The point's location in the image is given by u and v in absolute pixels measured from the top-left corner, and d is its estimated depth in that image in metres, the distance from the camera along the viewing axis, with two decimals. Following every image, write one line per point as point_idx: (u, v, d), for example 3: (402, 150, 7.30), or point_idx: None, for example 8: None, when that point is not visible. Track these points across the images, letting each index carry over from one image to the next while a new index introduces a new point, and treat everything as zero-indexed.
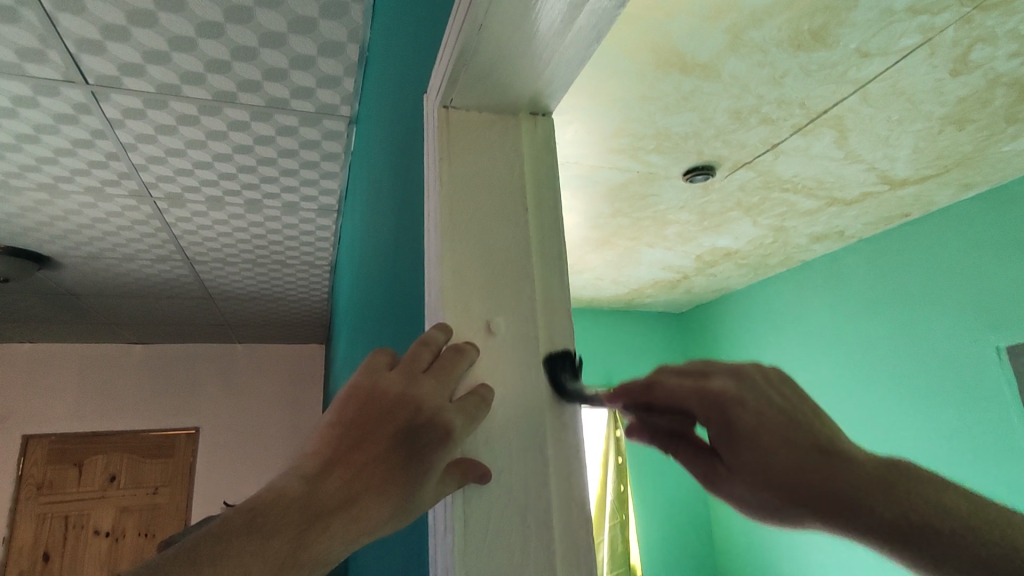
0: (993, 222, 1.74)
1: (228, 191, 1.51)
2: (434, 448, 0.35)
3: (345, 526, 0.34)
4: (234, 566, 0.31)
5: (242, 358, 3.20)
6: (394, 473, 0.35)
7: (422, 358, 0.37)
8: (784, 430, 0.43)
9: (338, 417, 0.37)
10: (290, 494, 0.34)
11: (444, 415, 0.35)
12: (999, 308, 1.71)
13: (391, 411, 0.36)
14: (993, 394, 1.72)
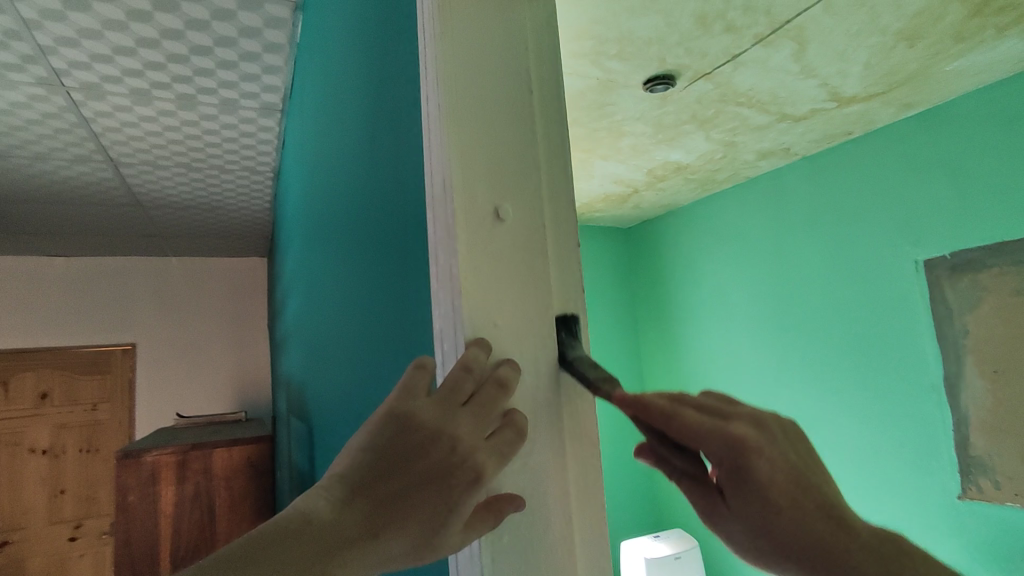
0: (924, 141, 1.83)
1: (157, 84, 1.37)
2: (462, 491, 0.33)
3: (360, 566, 0.31)
4: None
5: (177, 271, 3.04)
6: (424, 508, 0.32)
7: (462, 386, 0.35)
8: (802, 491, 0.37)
9: (366, 441, 0.34)
10: (315, 527, 0.31)
11: (475, 457, 0.33)
12: (921, 222, 1.84)
13: (425, 444, 0.33)
14: (907, 302, 1.88)
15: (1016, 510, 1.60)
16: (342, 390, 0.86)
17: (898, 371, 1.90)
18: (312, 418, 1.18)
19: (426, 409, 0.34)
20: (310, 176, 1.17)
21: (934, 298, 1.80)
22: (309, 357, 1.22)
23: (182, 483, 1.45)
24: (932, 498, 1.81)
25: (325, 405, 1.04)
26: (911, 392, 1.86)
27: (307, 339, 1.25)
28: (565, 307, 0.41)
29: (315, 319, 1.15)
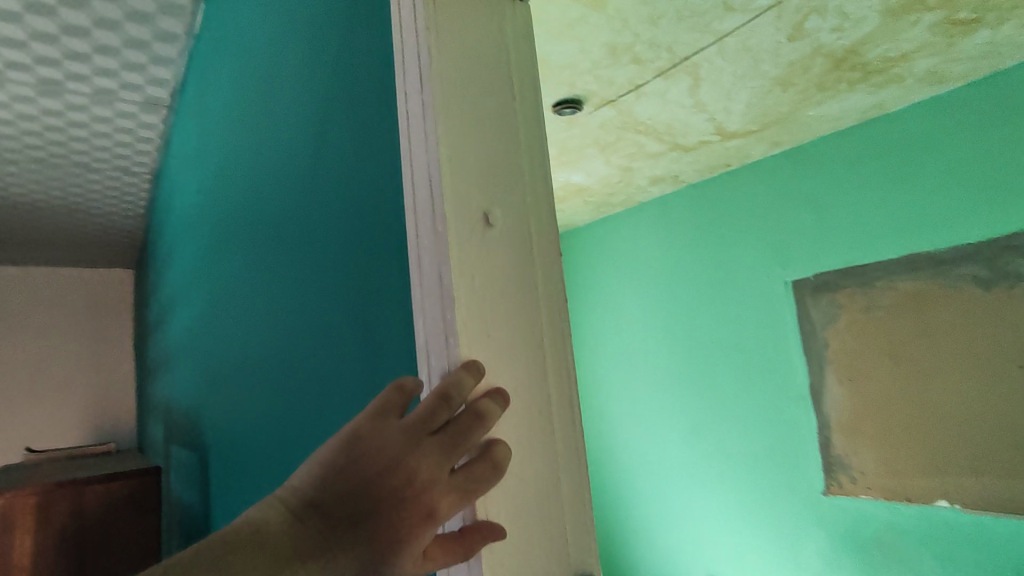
0: (791, 175, 2.07)
1: (16, 65, 1.18)
2: (416, 526, 0.31)
3: None
4: None
5: (17, 282, 2.62)
6: (379, 538, 0.31)
7: (438, 413, 0.33)
8: None
9: (325, 458, 0.32)
10: (268, 538, 0.29)
11: (434, 490, 0.32)
12: (789, 247, 2.06)
13: (388, 465, 0.32)
14: (778, 318, 2.08)
15: (869, 501, 1.82)
16: (265, 413, 0.78)
17: (770, 381, 2.10)
18: (209, 447, 1.06)
19: (393, 434, 0.32)
20: (214, 179, 1.07)
21: (800, 314, 2.02)
22: (206, 379, 1.10)
23: (44, 528, 1.24)
24: (802, 496, 2.00)
25: (232, 430, 0.94)
26: (782, 399, 2.06)
27: (203, 358, 1.12)
28: (555, 327, 0.40)
29: (217, 337, 1.04)
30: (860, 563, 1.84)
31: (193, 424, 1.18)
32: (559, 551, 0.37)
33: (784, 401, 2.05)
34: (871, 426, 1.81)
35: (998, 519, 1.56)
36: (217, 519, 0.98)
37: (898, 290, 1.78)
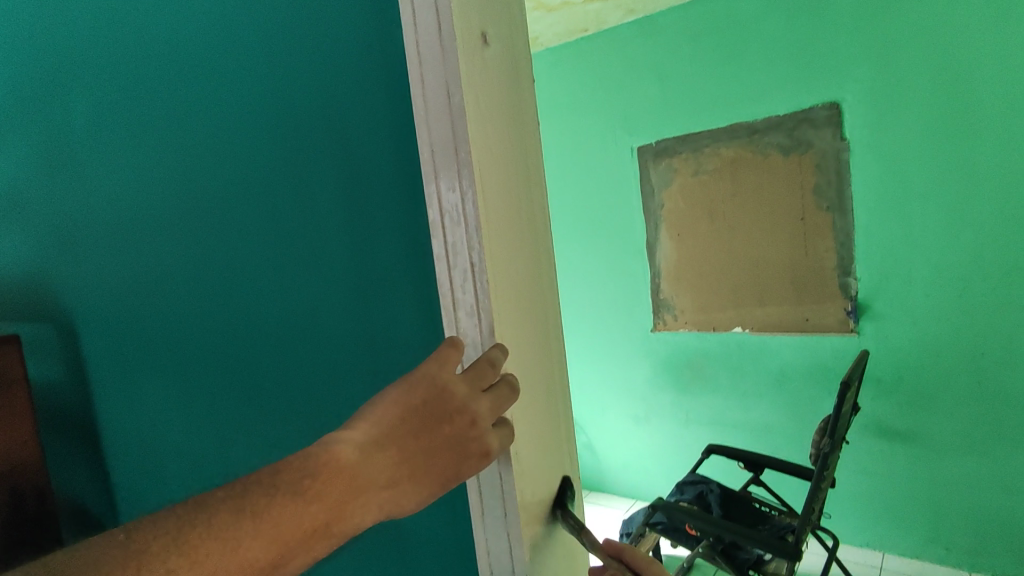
0: (641, 44, 2.16)
1: None
2: (470, 462, 0.43)
3: (376, 502, 0.40)
4: (275, 519, 0.36)
5: None
6: (434, 475, 0.42)
7: (486, 378, 0.45)
8: None
9: (402, 399, 0.42)
10: (346, 467, 0.39)
11: (485, 438, 0.44)
12: (635, 116, 2.22)
13: (453, 418, 0.43)
14: (623, 182, 2.29)
15: (686, 333, 2.22)
16: (210, 292, 0.77)
17: (613, 239, 2.36)
18: (92, 335, 0.96)
19: (459, 387, 0.43)
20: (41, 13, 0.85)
21: (642, 178, 2.24)
22: (65, 254, 0.95)
23: None
24: (635, 333, 2.37)
25: (134, 311, 0.88)
26: (623, 254, 2.34)
27: (49, 239, 0.96)
28: (524, 126, 0.56)
29: (78, 209, 0.91)
30: (676, 381, 2.29)
31: (38, 303, 1.00)
32: (536, 282, 0.56)
33: (624, 257, 2.34)
34: (691, 272, 2.17)
35: (773, 337, 2.02)
36: (122, 404, 0.95)
37: (721, 156, 2.03)
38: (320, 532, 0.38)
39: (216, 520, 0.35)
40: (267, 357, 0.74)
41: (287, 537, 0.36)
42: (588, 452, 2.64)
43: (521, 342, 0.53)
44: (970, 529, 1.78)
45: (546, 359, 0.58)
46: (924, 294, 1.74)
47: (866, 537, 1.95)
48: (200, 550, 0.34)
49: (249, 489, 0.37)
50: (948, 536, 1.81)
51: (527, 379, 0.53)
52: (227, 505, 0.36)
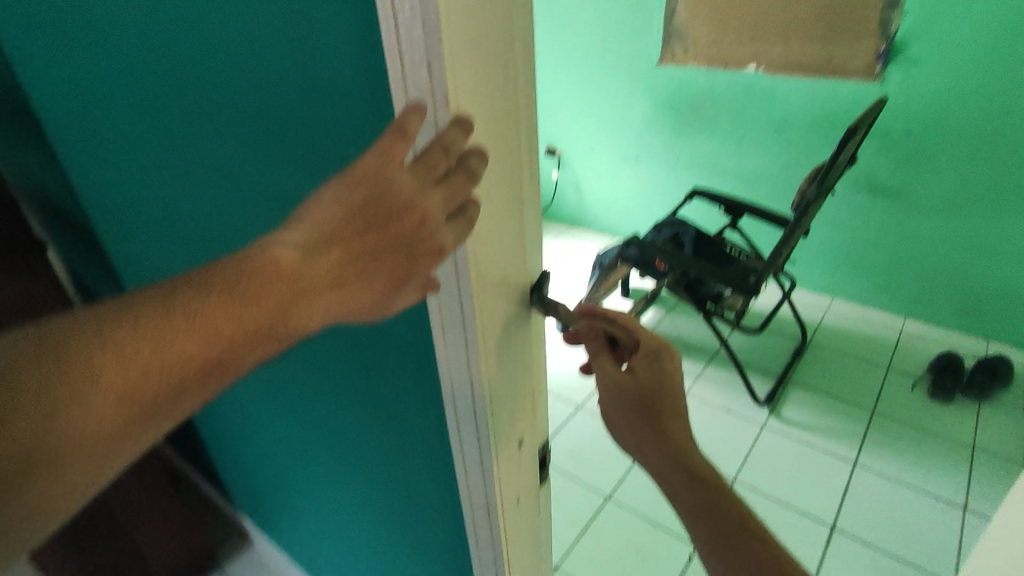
0: None
1: None
2: (424, 258, 0.38)
3: (323, 305, 0.38)
4: (212, 315, 0.34)
5: None
6: (384, 275, 0.39)
7: (438, 168, 0.37)
8: (647, 362, 0.50)
9: (341, 195, 0.37)
10: (286, 267, 0.36)
11: (438, 233, 0.38)
12: None
13: (399, 216, 0.37)
14: None
15: (694, 69, 2.03)
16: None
17: None
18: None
19: (404, 180, 0.37)
20: None
21: None
22: None
23: None
24: (639, 66, 2.15)
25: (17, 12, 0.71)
26: None
27: None
28: None
29: None
30: (674, 122, 2.16)
31: None
32: None
33: None
34: None
35: (788, 79, 1.86)
36: (53, 119, 0.85)
37: None
38: (264, 332, 0.36)
39: (138, 321, 0.33)
40: (166, 76, 0.59)
41: (227, 337, 0.35)
42: (572, 189, 2.64)
43: (485, 74, 0.37)
44: (919, 281, 1.90)
45: (523, 102, 0.41)
46: (969, 38, 1.56)
47: (824, 282, 2.09)
48: (127, 346, 0.32)
49: (182, 288, 0.34)
50: (896, 286, 1.95)
51: (492, 120, 0.39)
52: (160, 300, 0.34)
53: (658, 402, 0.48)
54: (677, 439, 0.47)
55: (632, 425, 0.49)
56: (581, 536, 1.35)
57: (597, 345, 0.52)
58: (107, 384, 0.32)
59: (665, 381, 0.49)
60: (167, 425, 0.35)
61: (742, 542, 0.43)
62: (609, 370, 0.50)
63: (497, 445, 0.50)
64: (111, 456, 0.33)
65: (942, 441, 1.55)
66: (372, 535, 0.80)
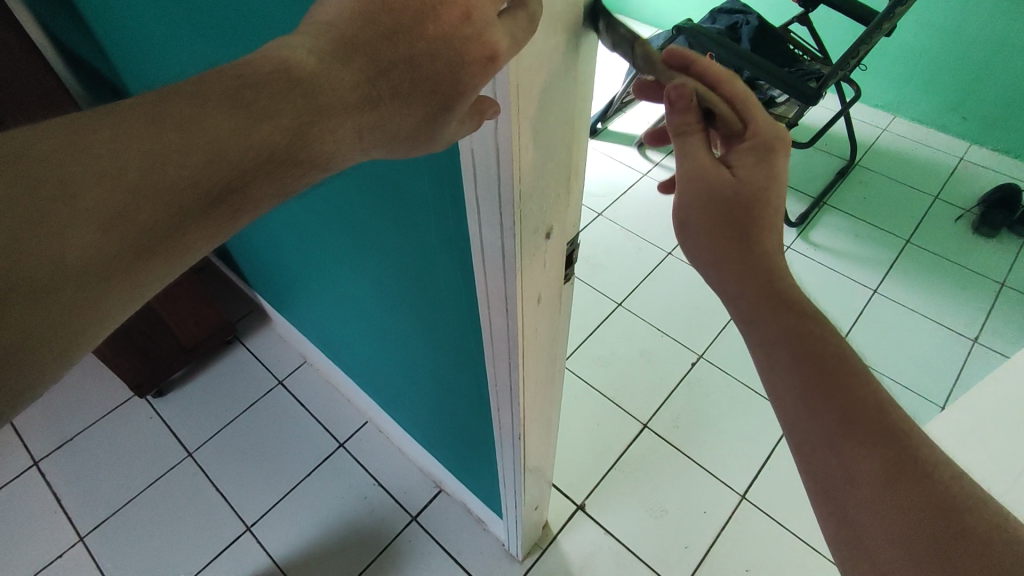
0: None
1: None
2: (474, 69, 0.28)
3: (353, 132, 0.31)
4: (210, 128, 0.28)
5: None
6: (425, 94, 0.30)
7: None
8: (754, 166, 0.39)
9: None
10: (299, 76, 0.29)
11: (489, 33, 0.27)
12: None
13: (437, 10, 0.29)
14: None
15: None
16: None
17: None
18: None
19: None
20: None
21: None
22: None
23: None
24: None
25: None
26: None
27: None
28: None
29: None
30: None
31: None
32: None
33: None
34: None
35: None
36: None
37: None
38: (278, 156, 0.29)
39: (124, 127, 0.27)
40: None
41: (234, 154, 0.28)
42: None
43: None
44: (999, 102, 1.68)
45: None
46: None
47: (888, 96, 1.86)
48: (104, 165, 0.26)
49: (169, 98, 0.28)
50: (972, 105, 1.73)
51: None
52: (144, 112, 0.27)
53: (757, 218, 0.39)
54: (767, 262, 0.39)
55: (717, 236, 0.40)
56: (588, 339, 1.37)
57: (687, 118, 0.38)
58: (94, 197, 0.25)
59: (769, 186, 0.39)
60: (176, 266, 0.29)
61: (839, 383, 0.38)
62: (702, 159, 0.39)
63: (521, 226, 0.39)
64: (109, 296, 0.26)
65: (975, 274, 1.50)
66: (385, 329, 0.79)
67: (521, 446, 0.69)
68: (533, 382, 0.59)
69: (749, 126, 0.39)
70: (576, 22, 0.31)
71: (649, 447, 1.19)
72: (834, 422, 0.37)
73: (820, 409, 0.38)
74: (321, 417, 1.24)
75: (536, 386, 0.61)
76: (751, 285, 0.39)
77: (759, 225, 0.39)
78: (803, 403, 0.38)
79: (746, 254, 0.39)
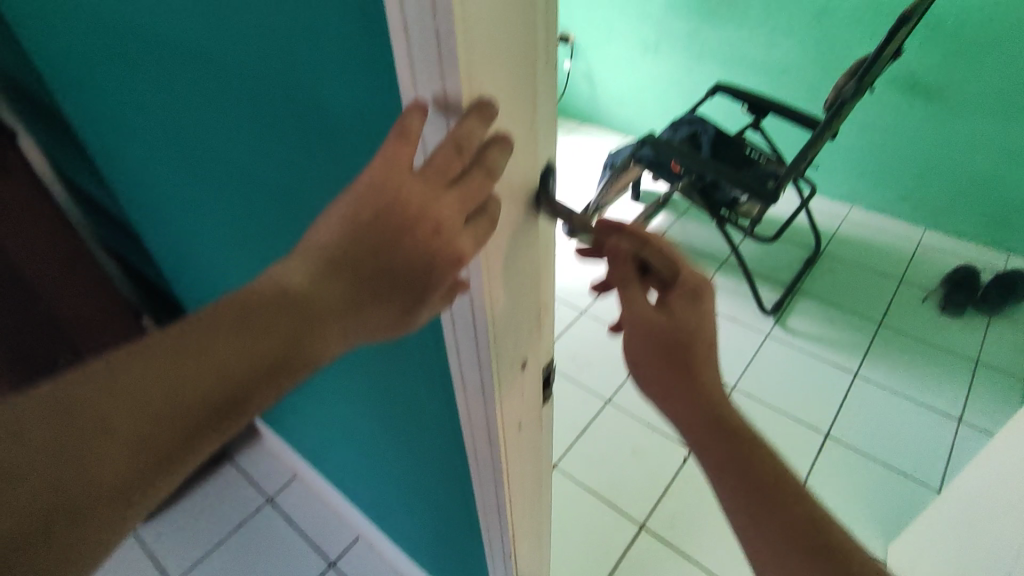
0: None
1: None
2: (445, 271, 0.33)
3: (344, 332, 0.33)
4: (220, 352, 0.31)
5: None
6: (402, 293, 0.34)
7: (451, 169, 0.32)
8: (690, 314, 0.43)
9: (350, 209, 0.32)
10: (297, 295, 0.32)
11: (456, 242, 0.33)
12: None
13: (412, 228, 0.32)
14: None
15: None
16: None
17: None
18: None
19: (413, 187, 0.32)
20: None
21: None
22: None
23: None
24: None
25: None
26: None
27: None
28: None
29: None
30: (700, 5, 1.95)
31: None
32: None
33: None
34: None
35: None
36: None
37: None
38: (279, 366, 0.32)
39: (140, 368, 0.30)
40: None
41: (240, 372, 0.31)
42: (584, 82, 2.46)
43: (501, 22, 0.30)
44: (949, 190, 1.80)
45: (544, 58, 0.34)
46: None
47: (844, 188, 2.00)
48: (130, 394, 0.29)
49: (186, 327, 0.31)
50: (922, 195, 1.86)
51: (508, 92, 0.32)
52: (164, 343, 0.31)
53: (695, 356, 0.43)
54: (706, 392, 0.43)
55: (658, 374, 0.44)
56: (579, 439, 1.37)
57: (625, 271, 0.44)
58: (119, 439, 0.29)
59: (700, 326, 0.43)
60: (190, 470, 0.32)
61: (771, 502, 0.41)
62: (638, 307, 0.44)
63: (499, 362, 0.44)
64: (129, 505, 0.30)
65: (950, 355, 1.54)
66: (374, 445, 0.81)
67: (512, 563, 0.68)
68: (522, 497, 0.61)
69: (686, 278, 0.44)
70: (526, 202, 0.39)
71: (647, 549, 1.17)
72: (766, 535, 0.41)
73: (750, 519, 0.41)
74: (312, 535, 1.21)
75: (525, 502, 0.62)
76: (680, 413, 0.44)
77: (697, 364, 0.43)
78: (751, 520, 0.41)
79: (685, 389, 0.43)
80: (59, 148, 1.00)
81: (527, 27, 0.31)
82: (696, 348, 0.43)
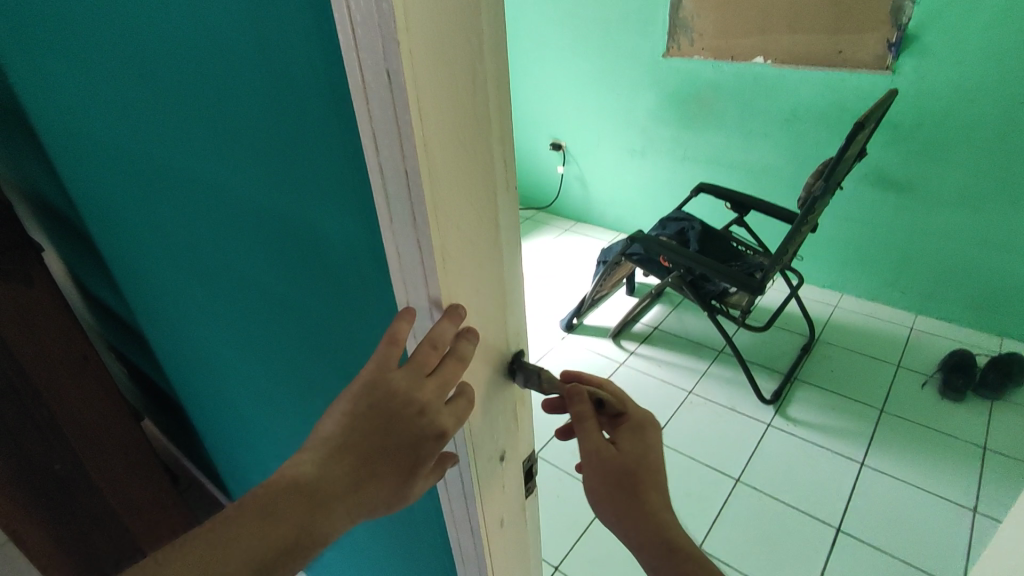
0: None
1: None
2: (429, 447, 0.40)
3: (349, 512, 0.39)
4: (244, 544, 0.36)
5: None
6: (397, 469, 0.40)
7: (428, 362, 0.39)
8: (638, 446, 0.49)
9: (350, 403, 0.40)
10: (307, 483, 0.38)
11: (439, 420, 0.40)
12: None
13: (400, 415, 0.39)
14: None
15: (699, 63, 1.99)
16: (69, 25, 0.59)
17: None
18: None
19: (400, 378, 0.39)
20: None
21: None
22: None
23: None
24: (642, 56, 2.11)
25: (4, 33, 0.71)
26: None
27: None
28: None
29: None
30: (679, 115, 2.12)
31: None
32: (478, 136, 0.37)
33: None
34: None
35: (795, 70, 1.82)
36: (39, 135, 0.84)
37: None
38: (294, 548, 0.37)
39: (180, 560, 0.35)
40: (148, 112, 0.58)
41: (261, 557, 0.36)
42: (577, 184, 2.62)
43: (467, 227, 0.39)
44: (931, 277, 1.86)
45: (506, 246, 0.43)
46: (984, 29, 1.51)
47: (830, 278, 2.07)
48: None
49: (215, 524, 0.37)
50: (906, 283, 1.91)
51: (475, 269, 0.41)
52: (197, 540, 0.36)
53: (643, 482, 0.47)
54: (653, 515, 0.47)
55: (611, 498, 0.47)
56: (582, 538, 1.34)
57: (582, 408, 0.48)
58: None
59: (649, 456, 0.48)
60: None
61: None
62: (595, 438, 0.47)
63: (476, 460, 0.47)
64: None
65: (954, 440, 1.52)
66: (364, 547, 0.82)
67: None
68: None
69: (633, 418, 0.50)
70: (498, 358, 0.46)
71: None
72: None
73: None
74: None
75: None
76: (632, 535, 0.47)
77: (647, 490, 0.47)
78: None
79: (633, 513, 0.47)
80: (81, 261, 1.07)
81: (489, 234, 0.41)
82: (647, 475, 0.48)
